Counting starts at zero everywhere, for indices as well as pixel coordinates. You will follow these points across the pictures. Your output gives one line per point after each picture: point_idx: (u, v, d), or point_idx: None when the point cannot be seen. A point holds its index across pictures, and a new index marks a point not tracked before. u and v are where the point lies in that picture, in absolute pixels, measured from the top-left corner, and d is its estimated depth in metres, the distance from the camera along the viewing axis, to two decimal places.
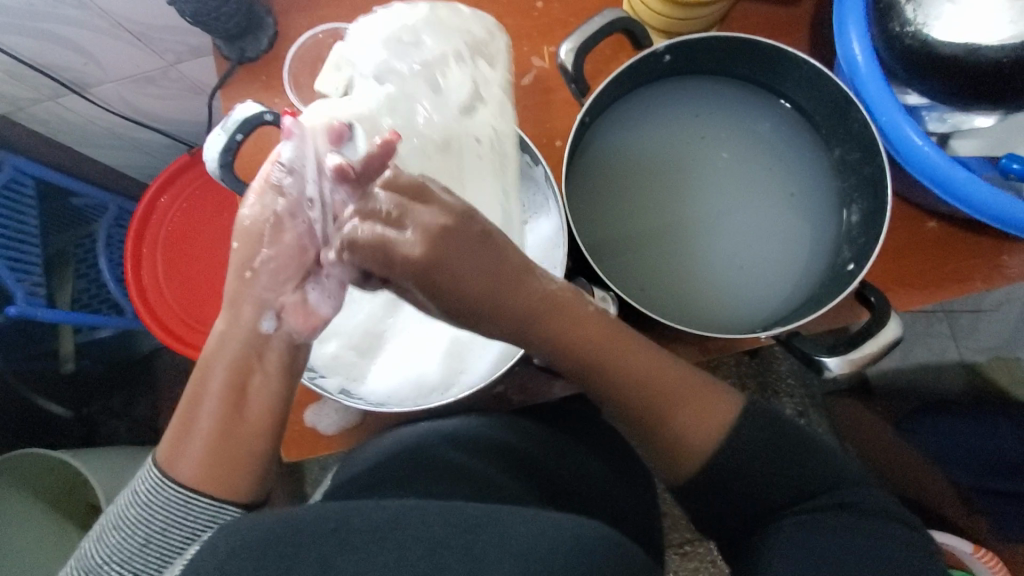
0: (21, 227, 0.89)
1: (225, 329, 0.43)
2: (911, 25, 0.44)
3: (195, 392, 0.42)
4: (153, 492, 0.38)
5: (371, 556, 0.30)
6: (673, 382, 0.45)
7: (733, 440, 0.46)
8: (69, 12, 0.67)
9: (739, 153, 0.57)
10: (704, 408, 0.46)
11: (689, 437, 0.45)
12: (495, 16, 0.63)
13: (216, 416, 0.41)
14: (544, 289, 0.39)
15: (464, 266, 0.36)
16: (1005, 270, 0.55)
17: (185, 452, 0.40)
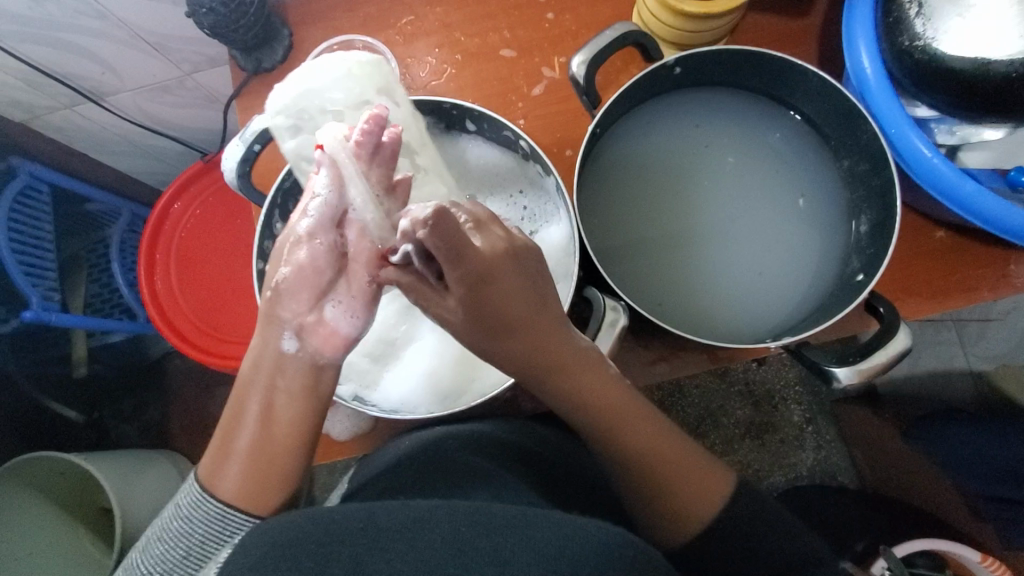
0: (37, 233, 0.90)
1: (256, 357, 0.44)
2: (920, 39, 0.45)
3: (231, 420, 0.44)
4: (194, 507, 0.42)
5: (399, 556, 0.31)
6: (661, 444, 0.46)
7: (711, 507, 0.46)
8: (89, 23, 0.68)
9: (748, 164, 0.58)
10: (689, 474, 0.47)
11: (668, 498, 0.46)
12: (507, 28, 0.64)
13: (249, 444, 0.43)
14: (543, 345, 0.41)
15: (500, 297, 0.37)
16: (1013, 280, 0.55)
17: (225, 470, 0.42)
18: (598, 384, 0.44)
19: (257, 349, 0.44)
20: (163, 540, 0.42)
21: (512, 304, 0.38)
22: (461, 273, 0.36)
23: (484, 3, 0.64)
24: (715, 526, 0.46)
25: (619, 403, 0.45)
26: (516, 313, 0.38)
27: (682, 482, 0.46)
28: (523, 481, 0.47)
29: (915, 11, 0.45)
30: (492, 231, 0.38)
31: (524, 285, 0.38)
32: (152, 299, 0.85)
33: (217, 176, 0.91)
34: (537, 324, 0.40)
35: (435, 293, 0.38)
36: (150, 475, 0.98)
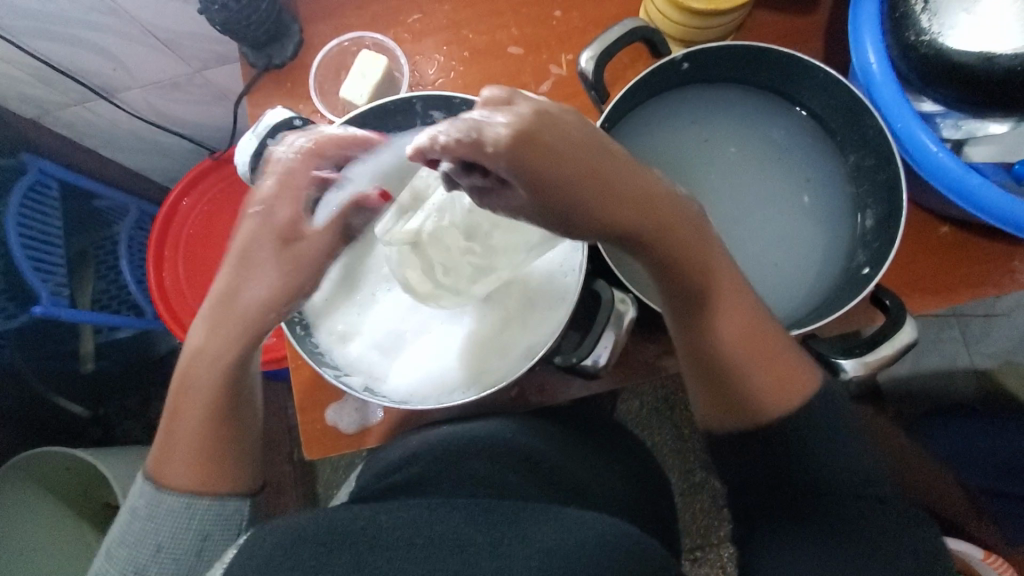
0: (44, 229, 0.90)
1: (193, 343, 0.42)
2: (926, 34, 0.45)
3: (178, 398, 0.43)
4: (148, 505, 0.43)
5: (410, 544, 0.32)
6: (749, 333, 0.45)
7: (785, 407, 0.45)
8: (100, 19, 0.69)
9: (756, 160, 0.58)
10: (769, 370, 0.45)
11: (742, 389, 0.46)
12: (515, 25, 0.64)
13: (195, 426, 0.43)
14: (635, 196, 0.38)
15: (555, 151, 0.34)
16: (1018, 276, 0.55)
17: (172, 461, 0.44)
18: (692, 257, 0.42)
19: (203, 341, 0.42)
20: (124, 545, 0.43)
21: (559, 168, 0.34)
22: (504, 149, 0.32)
23: (492, 0, 0.65)
24: (779, 424, 0.46)
25: (700, 279, 0.43)
26: (603, 162, 0.36)
27: (755, 378, 0.45)
28: (532, 486, 0.48)
29: (921, 7, 0.46)
30: (567, 120, 0.35)
31: (591, 149, 0.36)
32: (162, 296, 0.86)
33: (224, 172, 0.91)
34: (603, 192, 0.37)
35: (501, 189, 0.36)
36: (156, 470, 0.99)
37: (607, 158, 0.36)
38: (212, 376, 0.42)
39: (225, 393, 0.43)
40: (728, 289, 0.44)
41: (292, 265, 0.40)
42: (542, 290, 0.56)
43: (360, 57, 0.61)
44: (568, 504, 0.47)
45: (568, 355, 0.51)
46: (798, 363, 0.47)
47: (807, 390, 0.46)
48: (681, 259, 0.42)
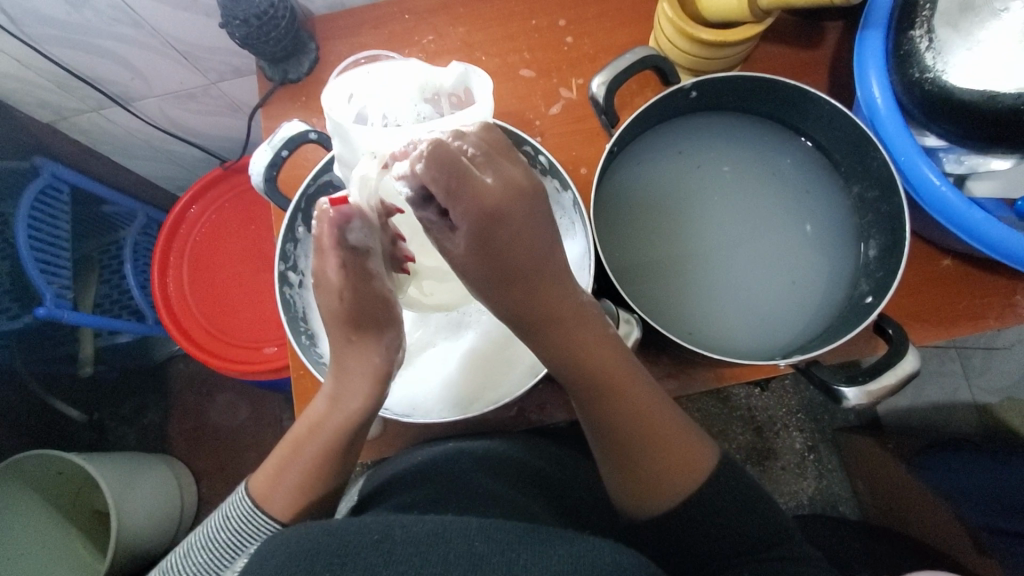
0: (54, 232, 0.91)
1: (335, 394, 0.47)
2: (931, 71, 0.46)
3: (297, 441, 0.47)
4: (246, 520, 0.45)
5: (416, 566, 0.31)
6: (651, 414, 0.47)
7: (676, 484, 0.46)
8: (123, 29, 0.71)
9: (761, 188, 0.59)
10: (673, 445, 0.47)
11: (649, 471, 0.46)
12: (527, 50, 0.66)
13: (312, 464, 0.46)
14: (549, 303, 0.45)
15: (509, 241, 0.42)
16: (1020, 310, 0.56)
17: (279, 488, 0.46)
18: (590, 342, 0.45)
19: (337, 391, 0.47)
20: (208, 550, 0.45)
21: (516, 249, 0.43)
22: (472, 210, 0.40)
23: (506, 25, 0.66)
24: (689, 501, 0.46)
25: (609, 370, 0.46)
26: (546, 271, 0.45)
27: (654, 460, 0.46)
28: (535, 502, 0.48)
29: (926, 45, 0.47)
30: (485, 182, 0.40)
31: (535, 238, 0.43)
32: (164, 302, 0.86)
33: (234, 182, 0.92)
34: (542, 282, 0.45)
35: (447, 235, 0.42)
36: (148, 478, 0.98)
37: (520, 208, 0.42)
38: (348, 424, 0.46)
39: (356, 431, 0.47)
40: (631, 382, 0.47)
41: (365, 319, 0.46)
42: None
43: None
44: (567, 526, 0.47)
45: None
46: (693, 436, 0.48)
47: (705, 461, 0.48)
48: (589, 356, 0.46)
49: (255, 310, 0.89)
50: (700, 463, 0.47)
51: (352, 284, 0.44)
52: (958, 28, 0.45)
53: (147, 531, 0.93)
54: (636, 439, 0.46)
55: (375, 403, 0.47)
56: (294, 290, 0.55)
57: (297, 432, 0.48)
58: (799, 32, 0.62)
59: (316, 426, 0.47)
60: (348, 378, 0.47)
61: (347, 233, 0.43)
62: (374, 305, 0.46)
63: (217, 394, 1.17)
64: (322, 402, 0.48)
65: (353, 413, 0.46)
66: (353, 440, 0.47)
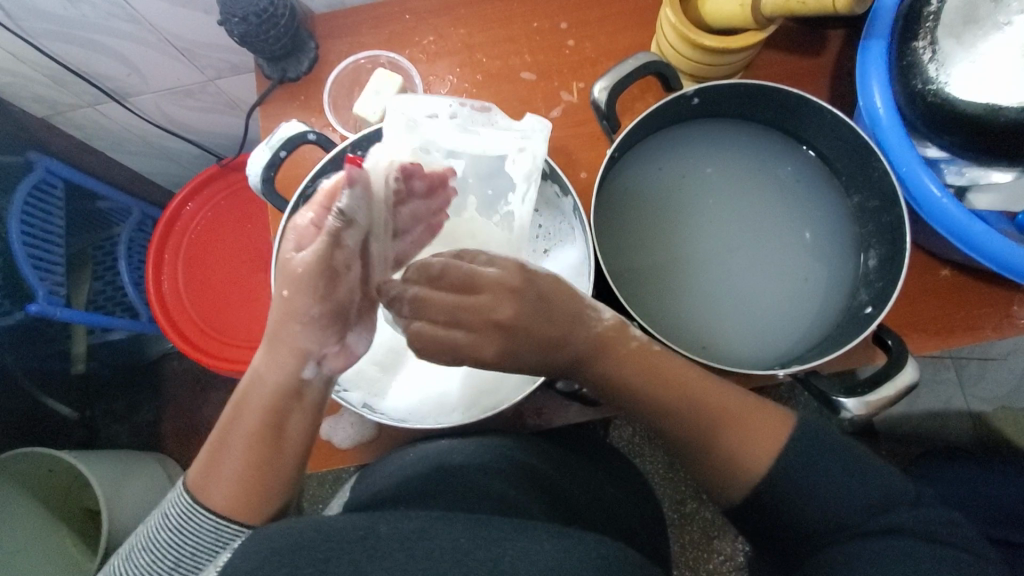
0: (47, 228, 0.89)
1: (262, 369, 0.45)
2: (933, 83, 0.46)
3: (229, 425, 0.45)
4: (182, 517, 0.43)
5: (401, 564, 0.32)
6: (708, 399, 0.48)
7: (757, 458, 0.47)
8: (121, 25, 0.70)
9: (762, 194, 0.59)
10: (744, 419, 0.48)
11: (726, 444, 0.48)
12: (528, 52, 0.65)
13: (248, 449, 0.44)
14: (595, 312, 0.45)
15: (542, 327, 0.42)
16: (1016, 321, 0.56)
17: (215, 480, 0.44)
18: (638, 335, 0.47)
19: (259, 363, 0.45)
20: (150, 551, 0.43)
21: (539, 335, 0.43)
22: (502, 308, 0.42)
23: (507, 27, 0.66)
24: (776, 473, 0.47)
25: (657, 365, 0.47)
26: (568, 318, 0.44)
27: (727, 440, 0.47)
28: (531, 499, 0.47)
29: (929, 57, 0.47)
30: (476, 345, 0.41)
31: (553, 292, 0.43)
32: (159, 300, 0.85)
33: (230, 180, 0.91)
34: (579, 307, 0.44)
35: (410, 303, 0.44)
36: (141, 476, 0.97)
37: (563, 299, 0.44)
38: (277, 392, 0.45)
39: (285, 400, 0.45)
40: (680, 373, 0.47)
41: (303, 284, 0.44)
42: None
43: (375, 75, 0.63)
44: (564, 523, 0.47)
45: (569, 381, 0.51)
46: (761, 409, 0.49)
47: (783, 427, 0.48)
48: (636, 361, 0.46)
49: (250, 309, 0.88)
50: (774, 431, 0.48)
51: (315, 258, 0.44)
52: (961, 40, 0.45)
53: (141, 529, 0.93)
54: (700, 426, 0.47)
55: (295, 363, 0.45)
56: None
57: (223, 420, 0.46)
58: (802, 40, 0.62)
59: (240, 400, 0.45)
60: (270, 348, 0.45)
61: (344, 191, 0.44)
62: (324, 277, 0.44)
63: (210, 392, 1.16)
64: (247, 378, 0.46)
65: (272, 376, 0.45)
66: (279, 412, 0.45)
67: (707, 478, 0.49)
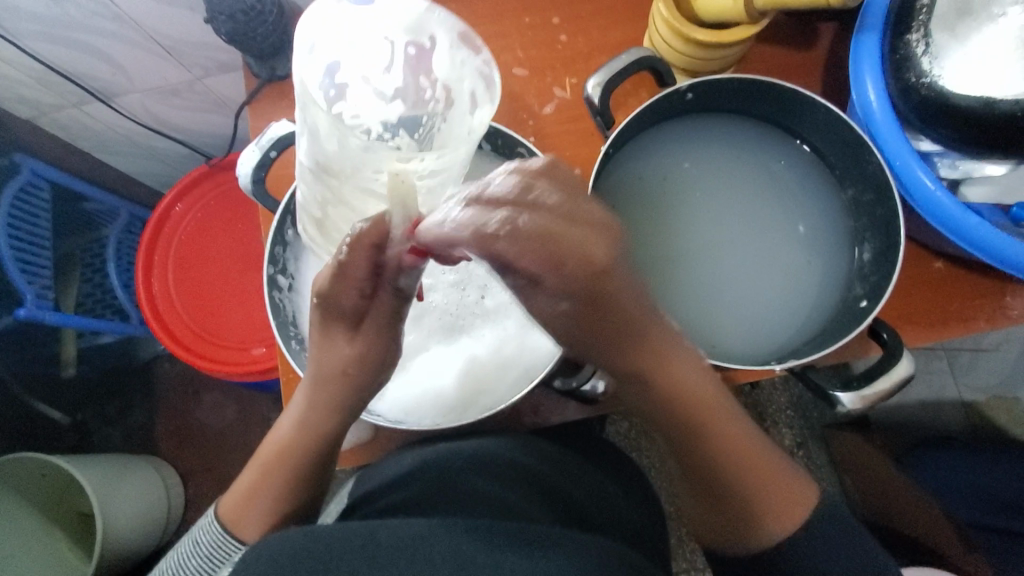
0: (34, 230, 0.88)
1: (306, 421, 0.48)
2: (927, 76, 0.46)
3: (268, 466, 0.49)
4: (214, 545, 0.46)
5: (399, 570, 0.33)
6: (752, 450, 0.48)
7: (785, 523, 0.48)
8: (105, 23, 0.68)
9: (757, 189, 0.59)
10: (775, 483, 0.48)
11: (749, 498, 0.48)
12: (520, 47, 0.65)
13: (284, 487, 0.48)
14: (656, 348, 0.43)
15: (618, 293, 0.36)
16: (1009, 312, 0.56)
17: (250, 511, 0.47)
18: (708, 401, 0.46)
19: (305, 415, 0.48)
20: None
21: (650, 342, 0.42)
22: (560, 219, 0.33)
23: (498, 21, 0.65)
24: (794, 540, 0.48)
25: (710, 408, 0.46)
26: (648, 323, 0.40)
27: (762, 500, 0.48)
28: (531, 503, 0.47)
29: (922, 49, 0.47)
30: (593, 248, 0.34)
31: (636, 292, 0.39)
32: (149, 302, 0.84)
33: (220, 180, 0.90)
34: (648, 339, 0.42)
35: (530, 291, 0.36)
36: (136, 481, 0.97)
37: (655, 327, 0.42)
38: (318, 445, 0.49)
39: (326, 448, 0.49)
40: (730, 413, 0.47)
41: (362, 361, 0.46)
42: None
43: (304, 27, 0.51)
44: (564, 527, 0.46)
45: (567, 379, 0.53)
46: (798, 481, 0.50)
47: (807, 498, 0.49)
48: (689, 397, 0.45)
49: (243, 310, 0.87)
50: (805, 504, 0.49)
51: (367, 336, 0.46)
52: (955, 34, 0.45)
53: (136, 533, 0.92)
54: (738, 475, 0.48)
55: (343, 424, 0.49)
56: (283, 294, 0.55)
57: (262, 455, 0.50)
58: (794, 33, 0.62)
59: (287, 448, 0.49)
60: (318, 409, 0.48)
61: (388, 240, 0.38)
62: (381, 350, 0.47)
63: (204, 394, 1.15)
64: (288, 423, 0.49)
65: (323, 435, 0.49)
66: (326, 458, 0.50)
67: (727, 530, 0.49)
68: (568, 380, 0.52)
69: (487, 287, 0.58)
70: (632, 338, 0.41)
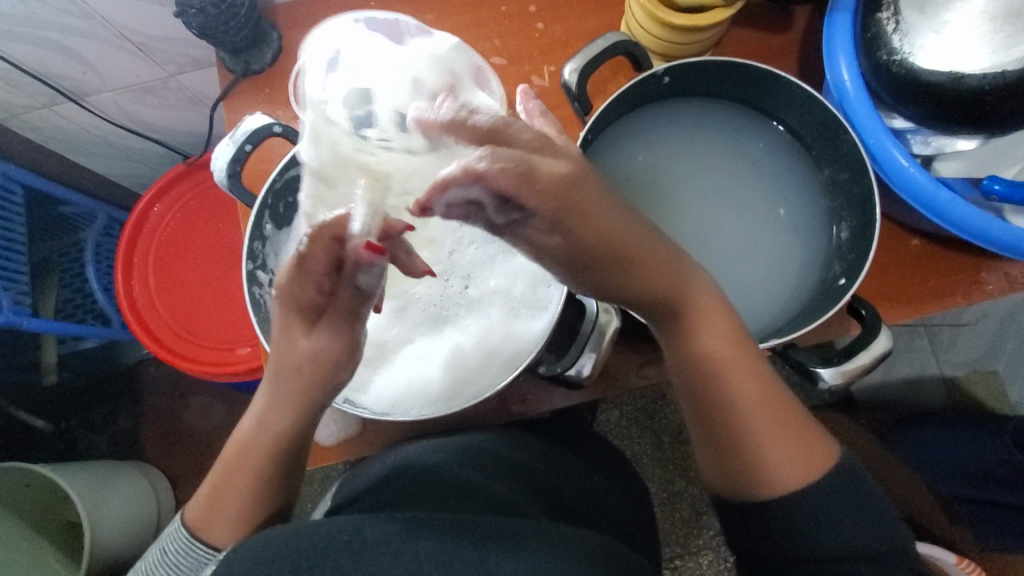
0: (8, 235, 0.86)
1: (263, 419, 0.46)
2: (898, 53, 0.47)
3: (229, 470, 0.47)
4: (182, 551, 0.46)
5: (384, 568, 0.32)
6: (755, 388, 0.46)
7: (793, 471, 0.44)
8: (73, 20, 0.67)
9: (736, 173, 0.59)
10: (788, 431, 0.45)
11: (754, 448, 0.45)
12: (497, 36, 0.64)
13: (248, 489, 0.46)
14: (653, 274, 0.43)
15: (606, 225, 0.38)
16: (984, 287, 0.57)
17: (216, 516, 0.46)
18: (712, 330, 0.46)
19: (264, 413, 0.46)
20: None
21: (628, 240, 0.40)
22: (552, 190, 0.34)
23: (474, 10, 0.64)
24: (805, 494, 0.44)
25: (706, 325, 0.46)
26: (635, 250, 0.41)
27: (760, 437, 0.45)
28: (517, 493, 0.48)
29: (893, 27, 0.47)
30: (552, 165, 0.34)
31: (623, 227, 0.40)
32: (129, 303, 0.83)
33: (198, 179, 0.89)
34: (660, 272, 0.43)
35: (539, 232, 0.37)
36: (124, 488, 0.95)
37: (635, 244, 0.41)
38: (277, 442, 0.47)
39: (291, 447, 0.47)
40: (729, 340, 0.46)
41: (317, 359, 0.44)
42: (525, 299, 0.56)
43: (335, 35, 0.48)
44: (551, 517, 0.46)
45: (552, 364, 0.53)
46: (813, 433, 0.47)
47: (831, 456, 0.46)
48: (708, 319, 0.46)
49: (225, 311, 0.86)
50: (820, 454, 0.46)
51: (325, 331, 0.43)
52: (924, 10, 0.46)
53: (126, 539, 0.91)
54: (735, 407, 0.45)
55: (303, 424, 0.47)
56: (264, 289, 0.54)
57: (223, 460, 0.48)
58: (769, 17, 0.62)
59: (243, 453, 0.47)
60: (279, 405, 0.46)
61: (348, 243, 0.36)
62: (345, 352, 0.44)
63: (191, 396, 1.14)
64: (247, 424, 0.47)
65: (283, 434, 0.46)
66: (292, 456, 0.48)
67: (725, 475, 0.46)
68: (559, 363, 0.52)
69: (470, 276, 0.59)
70: (630, 269, 0.42)
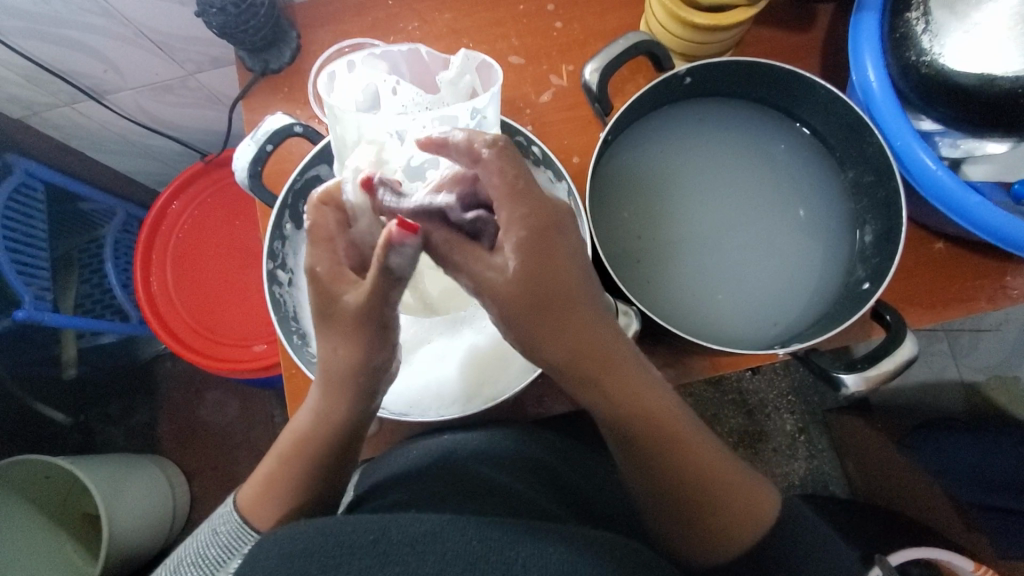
0: (29, 231, 0.87)
1: (323, 410, 0.47)
2: (927, 54, 0.46)
3: (286, 454, 0.48)
4: (234, 536, 0.46)
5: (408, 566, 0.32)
6: (708, 457, 0.46)
7: (748, 525, 0.46)
8: (95, 20, 0.68)
9: (757, 174, 0.59)
10: (737, 492, 0.46)
11: (708, 516, 0.45)
12: (515, 36, 0.64)
13: (303, 472, 0.48)
14: (570, 326, 0.39)
15: (543, 279, 0.37)
16: (1009, 291, 0.56)
17: (268, 502, 0.47)
18: (644, 392, 0.43)
19: (322, 402, 0.47)
20: (196, 565, 0.45)
21: (558, 288, 0.38)
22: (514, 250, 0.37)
23: (492, 10, 0.64)
24: (755, 548, 0.45)
25: (643, 398, 0.43)
26: (576, 296, 0.39)
27: (716, 504, 0.45)
28: (539, 494, 0.48)
29: (922, 28, 0.47)
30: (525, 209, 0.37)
31: (559, 276, 0.38)
32: (147, 296, 0.84)
33: (216, 177, 0.90)
34: (567, 312, 0.39)
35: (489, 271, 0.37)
36: (140, 480, 0.97)
37: (558, 259, 0.38)
38: (337, 436, 0.48)
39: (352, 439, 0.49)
40: (681, 423, 0.45)
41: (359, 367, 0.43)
42: None
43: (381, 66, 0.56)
44: (570, 515, 0.47)
45: None
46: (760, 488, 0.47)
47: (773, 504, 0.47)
48: (615, 380, 0.42)
49: (242, 308, 0.87)
50: (767, 505, 0.47)
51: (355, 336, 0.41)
52: (954, 10, 0.46)
53: (139, 532, 0.92)
54: (691, 477, 0.45)
55: (360, 412, 0.47)
56: (283, 289, 0.54)
57: (281, 445, 0.49)
58: (791, 15, 0.61)
59: (305, 439, 0.48)
60: (333, 397, 0.46)
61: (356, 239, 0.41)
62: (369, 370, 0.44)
63: (207, 391, 1.15)
64: (304, 416, 0.48)
65: (343, 423, 0.47)
66: (345, 445, 0.49)
67: (677, 540, 0.47)
68: None
69: None
70: (559, 317, 0.39)
